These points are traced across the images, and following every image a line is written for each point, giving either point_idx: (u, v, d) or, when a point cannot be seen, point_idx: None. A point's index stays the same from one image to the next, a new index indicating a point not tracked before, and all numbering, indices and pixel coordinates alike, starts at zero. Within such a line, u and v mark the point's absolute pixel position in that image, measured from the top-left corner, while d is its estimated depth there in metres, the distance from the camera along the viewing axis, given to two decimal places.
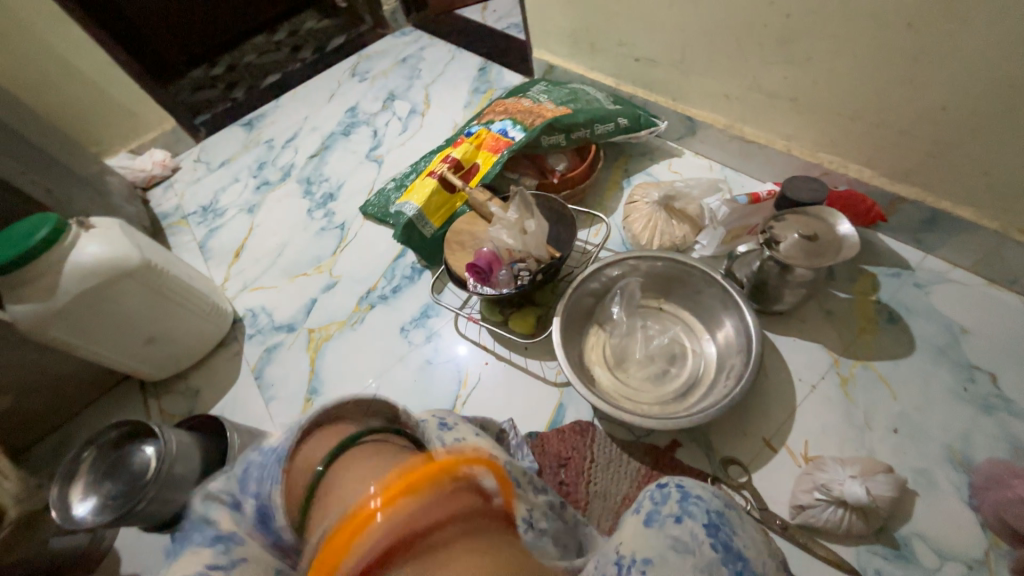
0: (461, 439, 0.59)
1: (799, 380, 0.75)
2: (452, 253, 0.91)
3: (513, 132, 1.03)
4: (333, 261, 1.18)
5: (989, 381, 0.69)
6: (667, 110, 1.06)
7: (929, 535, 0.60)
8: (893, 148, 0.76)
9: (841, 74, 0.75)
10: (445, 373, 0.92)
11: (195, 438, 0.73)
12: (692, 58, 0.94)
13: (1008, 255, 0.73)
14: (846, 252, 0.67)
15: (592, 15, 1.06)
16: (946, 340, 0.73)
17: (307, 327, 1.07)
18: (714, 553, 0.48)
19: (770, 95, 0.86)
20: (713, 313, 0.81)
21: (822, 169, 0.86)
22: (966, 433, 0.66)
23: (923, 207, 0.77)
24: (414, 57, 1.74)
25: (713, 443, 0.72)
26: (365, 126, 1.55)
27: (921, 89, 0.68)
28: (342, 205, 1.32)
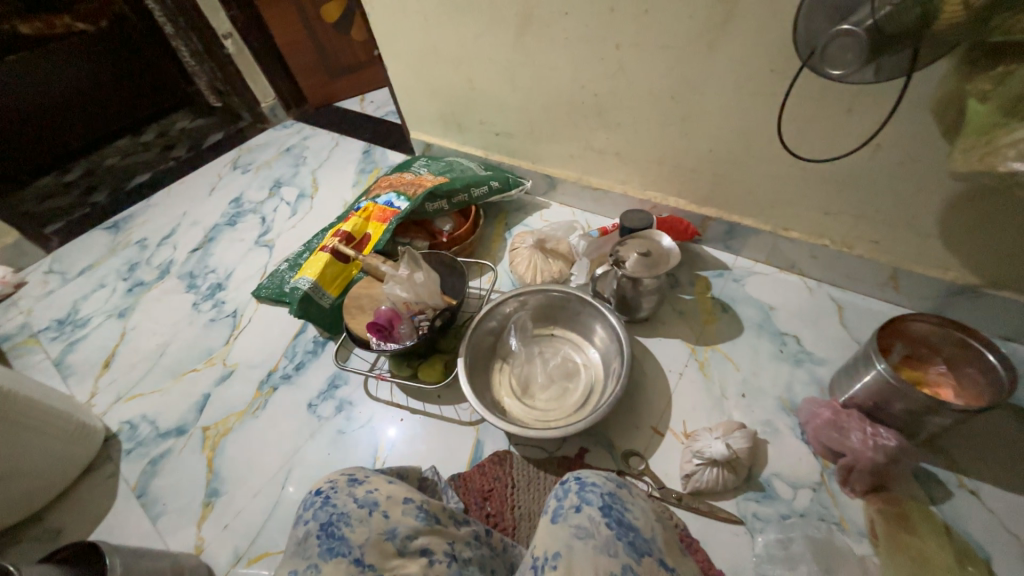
0: (374, 491, 0.61)
1: (669, 370, 0.90)
2: (352, 317, 0.95)
3: (399, 203, 1.13)
4: (226, 350, 1.13)
5: (795, 341, 0.90)
6: (530, 171, 1.25)
7: (782, 472, 0.74)
8: (691, 182, 1.00)
9: (642, 133, 0.99)
10: (360, 438, 0.91)
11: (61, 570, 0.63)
12: (538, 129, 1.15)
13: (783, 248, 0.98)
14: (672, 260, 0.86)
15: (454, 102, 1.25)
16: (762, 318, 0.94)
17: (200, 425, 0.99)
18: (609, 531, 0.51)
19: (600, 152, 1.09)
20: (592, 329, 0.95)
21: (651, 204, 1.08)
22: (789, 385, 0.84)
23: (723, 221, 1.01)
24: (298, 146, 1.82)
25: (613, 441, 0.82)
26: (252, 214, 1.55)
27: (692, 139, 0.93)
28: (232, 293, 1.29)
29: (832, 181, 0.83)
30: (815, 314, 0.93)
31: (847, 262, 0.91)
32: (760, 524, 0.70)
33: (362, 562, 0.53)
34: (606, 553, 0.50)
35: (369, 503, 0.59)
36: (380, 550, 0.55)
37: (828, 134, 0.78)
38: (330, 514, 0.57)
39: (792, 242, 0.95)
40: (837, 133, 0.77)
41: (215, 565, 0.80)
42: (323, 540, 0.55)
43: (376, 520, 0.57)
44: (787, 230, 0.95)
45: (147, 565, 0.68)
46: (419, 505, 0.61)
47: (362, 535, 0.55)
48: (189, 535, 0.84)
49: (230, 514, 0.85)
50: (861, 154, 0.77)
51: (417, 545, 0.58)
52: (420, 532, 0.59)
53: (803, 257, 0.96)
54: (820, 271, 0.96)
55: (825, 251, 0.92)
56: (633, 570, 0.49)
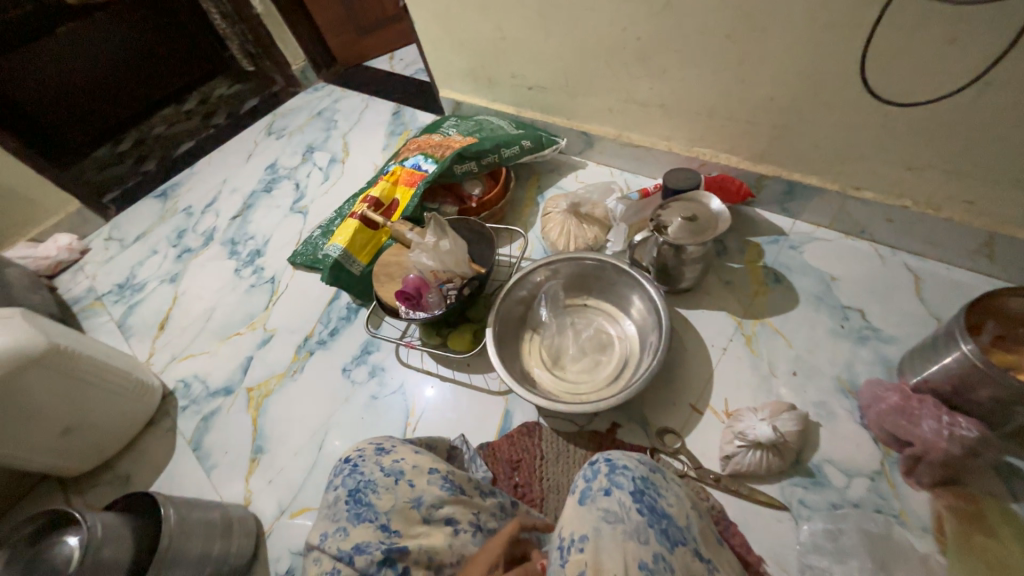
0: (400, 460, 0.63)
1: (712, 344, 0.83)
2: (381, 284, 0.94)
3: (426, 166, 1.09)
4: (266, 315, 1.16)
5: (860, 317, 0.80)
6: (565, 128, 1.17)
7: (836, 458, 0.68)
8: (747, 136, 0.89)
9: (692, 80, 0.88)
10: (392, 404, 0.92)
11: (123, 516, 0.69)
12: (574, 81, 1.05)
13: (852, 210, 0.86)
14: (721, 226, 0.77)
15: (483, 54, 1.16)
16: (822, 289, 0.85)
17: (245, 386, 1.04)
18: (640, 517, 0.49)
19: (643, 104, 0.99)
20: (628, 299, 0.89)
21: (699, 162, 0.98)
22: (849, 364, 0.76)
23: (782, 181, 0.90)
24: (329, 109, 1.79)
25: (648, 417, 0.78)
26: (287, 180, 1.57)
27: (750, 85, 0.81)
28: (270, 259, 1.32)
29: (923, 130, 0.70)
30: (885, 286, 0.82)
31: (931, 226, 0.79)
32: (807, 511, 0.65)
33: (388, 528, 0.57)
34: (636, 540, 0.47)
35: (396, 472, 0.61)
36: (405, 517, 0.58)
37: (923, 72, 0.65)
38: (358, 482, 0.61)
39: (864, 204, 0.83)
40: (936, 70, 0.64)
41: (263, 515, 0.85)
42: (351, 506, 0.59)
43: (402, 489, 0.60)
44: (859, 190, 0.83)
45: (199, 516, 0.73)
46: (444, 476, 0.63)
47: (388, 502, 0.58)
48: (239, 488, 0.90)
49: (274, 470, 0.90)
50: (965, 95, 0.64)
51: (442, 515, 0.59)
52: (445, 502, 0.60)
53: (876, 221, 0.84)
54: (895, 237, 0.85)
55: (904, 214, 0.80)
56: (665, 559, 0.46)
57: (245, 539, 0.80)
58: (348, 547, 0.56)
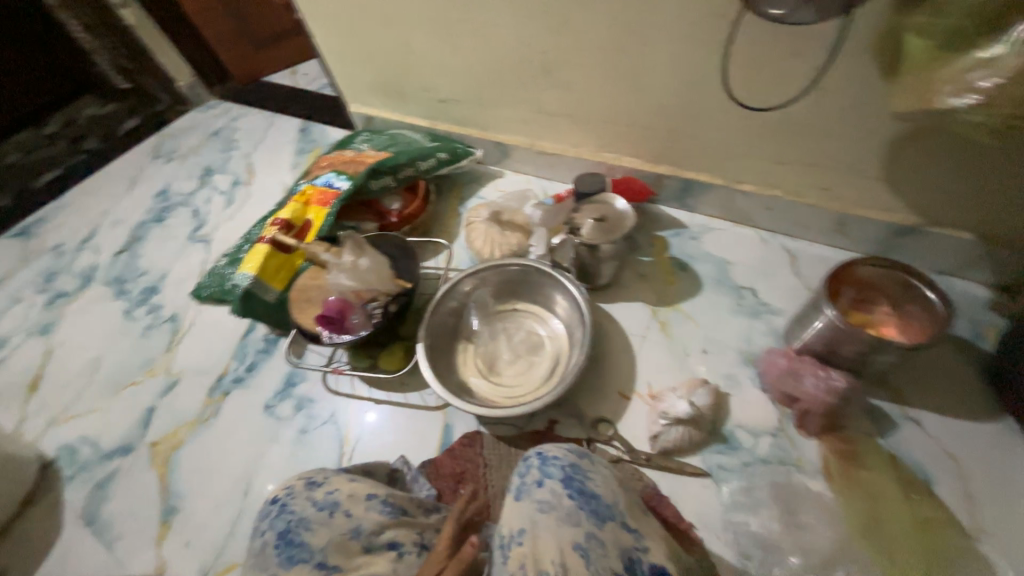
0: (334, 492, 0.61)
1: (633, 334, 0.90)
2: (300, 310, 0.88)
3: (339, 183, 1.05)
4: (168, 358, 1.04)
5: (753, 294, 0.91)
6: (480, 139, 1.19)
7: (745, 423, 0.76)
8: (644, 139, 0.97)
9: (591, 90, 0.94)
10: (324, 435, 0.87)
11: None
12: (483, 93, 1.08)
13: (737, 202, 0.97)
14: (628, 225, 0.85)
15: (391, 68, 1.15)
16: (720, 273, 0.95)
17: (148, 440, 0.92)
18: (571, 502, 0.51)
19: (550, 114, 1.04)
20: (554, 299, 0.93)
21: (606, 165, 1.05)
22: (748, 337, 0.86)
23: (678, 179, 1.00)
24: (228, 128, 1.66)
25: (583, 410, 0.82)
26: (182, 207, 1.42)
27: (641, 94, 0.90)
28: (169, 295, 1.18)
29: (781, 129, 0.82)
30: (770, 265, 0.94)
31: (798, 211, 0.92)
32: (725, 474, 0.72)
33: (325, 565, 0.54)
34: (569, 524, 0.50)
35: (329, 505, 0.59)
36: (344, 550, 0.55)
37: (774, 80, 0.76)
38: (288, 523, 0.57)
39: (746, 195, 0.95)
40: (783, 79, 0.75)
41: None
42: (282, 549, 0.55)
43: (338, 521, 0.57)
44: (740, 183, 0.94)
45: None
46: (383, 499, 0.62)
47: (323, 538, 0.55)
48: (149, 557, 0.79)
49: (191, 529, 0.81)
50: (807, 99, 0.76)
51: (384, 539, 0.58)
52: (386, 526, 0.59)
53: (757, 209, 0.96)
54: (773, 222, 0.97)
55: (777, 202, 0.92)
56: (597, 537, 0.49)
57: None
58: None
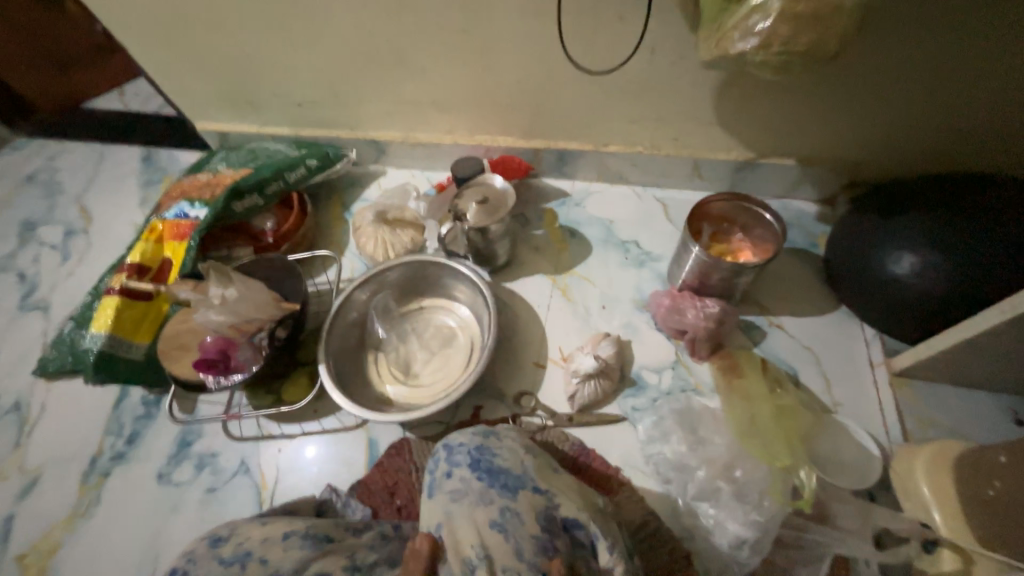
0: (244, 541, 0.56)
1: (538, 305, 0.93)
2: (173, 360, 0.78)
3: (194, 211, 0.94)
4: (19, 455, 0.87)
5: (637, 246, 0.98)
6: (350, 139, 1.12)
7: (648, 363, 0.83)
8: (512, 117, 0.99)
9: (449, 74, 0.93)
10: (235, 488, 0.79)
11: None
12: (341, 91, 1.02)
13: (608, 163, 1.03)
14: (509, 202, 0.85)
15: (230, 75, 1.04)
16: (605, 232, 1.01)
17: (11, 555, 0.77)
18: (481, 483, 0.56)
19: (415, 103, 1.01)
20: (456, 288, 0.92)
21: (483, 147, 1.06)
22: (638, 285, 0.93)
23: (552, 150, 1.03)
24: (45, 170, 1.39)
25: (504, 389, 0.83)
26: (2, 272, 1.17)
27: (498, 73, 0.90)
28: (4, 381, 0.98)
29: (627, 90, 0.88)
30: (646, 216, 1.02)
31: (659, 163, 1.00)
32: (639, 414, 0.78)
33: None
34: (482, 504, 0.54)
35: (241, 557, 0.54)
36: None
37: (610, 45, 0.81)
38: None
39: (614, 156, 1.01)
40: (618, 42, 0.80)
41: None
42: None
43: (253, 570, 0.53)
44: (606, 145, 1.00)
45: None
46: (303, 534, 0.58)
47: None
48: None
49: None
50: (642, 60, 0.82)
51: (309, 572, 0.54)
52: (310, 559, 0.55)
53: (627, 167, 1.03)
54: (643, 177, 1.05)
55: (641, 157, 1.00)
56: (511, 509, 0.54)
57: None
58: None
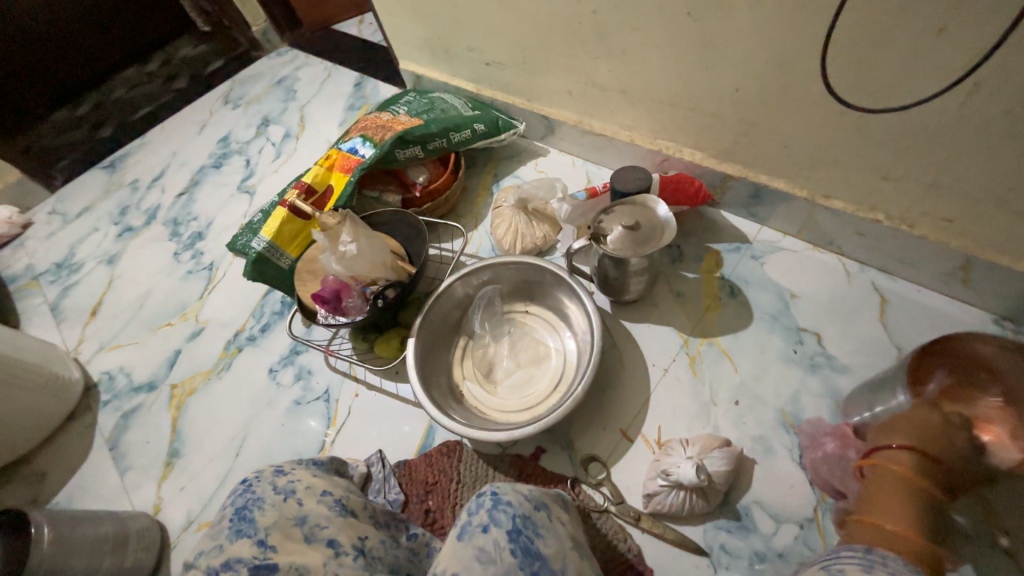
0: (295, 481, 0.62)
1: (653, 364, 0.77)
2: (303, 284, 0.86)
3: (364, 149, 0.99)
4: (198, 306, 1.09)
5: (815, 341, 0.73)
6: (524, 111, 1.06)
7: (766, 501, 0.63)
8: (713, 131, 0.79)
9: (652, 63, 0.77)
10: (314, 411, 0.87)
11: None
12: (531, 59, 0.94)
13: (821, 220, 0.77)
14: (666, 237, 0.69)
15: (437, 23, 1.04)
16: (779, 307, 0.77)
17: (168, 382, 0.98)
18: (512, 560, 0.46)
19: (603, 89, 0.88)
20: (568, 309, 0.82)
21: (662, 156, 0.88)
22: (797, 394, 0.69)
23: (749, 182, 0.80)
24: (289, 78, 1.66)
25: (576, 443, 0.73)
26: (237, 155, 1.46)
27: (715, 73, 0.71)
28: (211, 244, 1.24)
29: (902, 135, 0.60)
30: (849, 308, 0.74)
31: (904, 244, 0.70)
32: (727, 559, 0.61)
33: (264, 543, 0.52)
34: None
35: (287, 491, 0.60)
36: (285, 533, 0.54)
37: (905, 68, 0.55)
38: (246, 499, 0.58)
39: (834, 214, 0.74)
40: (919, 65, 0.53)
41: (169, 525, 0.81)
42: (234, 523, 0.55)
43: (288, 506, 0.57)
44: (829, 198, 0.74)
45: (85, 533, 0.69)
46: (337, 499, 0.62)
47: (270, 518, 0.55)
48: (150, 492, 0.85)
49: (187, 476, 0.86)
50: (947, 97, 0.54)
51: (325, 534, 0.56)
52: (331, 522, 0.58)
53: (845, 233, 0.75)
54: (865, 252, 0.76)
55: (876, 228, 0.71)
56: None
57: (144, 552, 0.76)
58: (220, 562, 0.52)
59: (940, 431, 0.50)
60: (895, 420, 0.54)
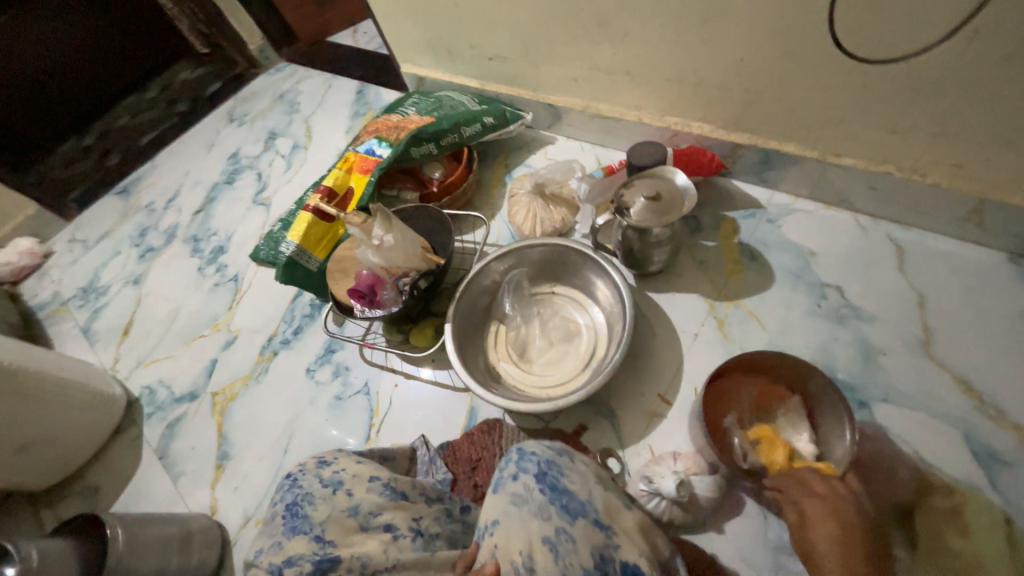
0: (341, 472, 0.59)
1: (682, 330, 0.79)
2: (336, 282, 0.89)
3: (380, 150, 1.02)
4: (229, 316, 1.12)
5: (838, 294, 0.75)
6: (530, 101, 1.08)
7: None
8: (720, 102, 0.81)
9: (656, 43, 0.80)
10: (356, 404, 0.89)
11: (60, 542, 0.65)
12: (534, 49, 0.97)
13: (833, 179, 0.79)
14: (688, 204, 0.72)
15: (439, 24, 1.07)
16: (799, 266, 0.79)
17: (209, 391, 1.01)
18: (543, 496, 0.49)
19: (608, 72, 0.91)
20: (594, 284, 0.85)
21: (671, 132, 0.91)
22: (826, 346, 0.72)
23: (758, 149, 0.83)
24: (291, 91, 1.69)
25: (617, 410, 0.75)
26: (249, 170, 1.49)
27: (719, 46, 0.74)
28: (234, 256, 1.26)
29: (906, 89, 0.63)
30: (868, 260, 0.77)
31: (916, 193, 0.73)
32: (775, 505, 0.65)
33: (322, 539, 0.52)
34: (540, 518, 0.48)
35: (335, 483, 0.57)
36: (341, 526, 0.54)
37: (905, 23, 0.57)
38: (295, 496, 0.56)
39: (845, 171, 0.77)
40: (919, 19, 0.56)
41: (227, 524, 0.84)
42: (287, 520, 0.55)
43: (339, 499, 0.56)
44: (839, 157, 0.76)
45: (153, 533, 0.72)
46: (385, 483, 0.59)
47: (323, 513, 0.54)
48: (205, 495, 0.88)
49: (240, 476, 0.88)
50: (948, 47, 0.57)
51: (381, 520, 0.56)
52: (385, 507, 0.57)
53: (857, 189, 0.78)
54: (879, 206, 0.78)
55: (887, 181, 0.74)
56: (567, 532, 0.47)
57: (208, 550, 0.78)
58: (280, 560, 0.52)
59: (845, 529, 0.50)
60: (810, 529, 0.51)
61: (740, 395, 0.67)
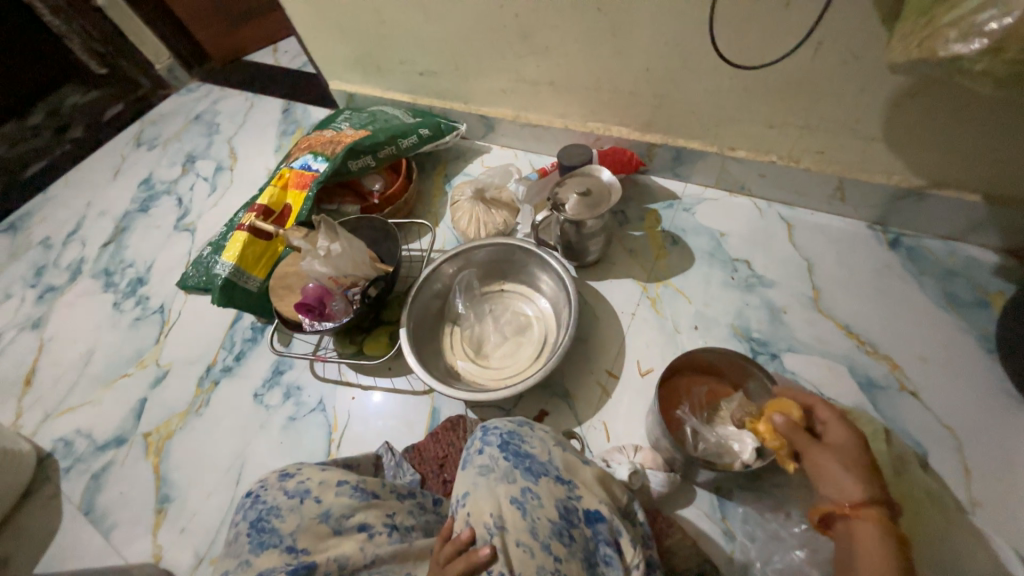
0: (305, 481, 0.58)
1: (622, 311, 0.87)
2: (280, 298, 0.87)
3: (317, 164, 1.02)
4: (157, 350, 1.04)
5: (746, 267, 0.87)
6: (463, 113, 1.14)
7: None
8: (633, 107, 0.92)
9: (573, 56, 0.88)
10: (312, 423, 0.87)
11: None
12: (463, 64, 1.03)
13: (731, 169, 0.92)
14: (614, 196, 0.80)
15: (366, 40, 1.09)
16: (712, 246, 0.91)
17: (140, 432, 0.93)
18: (508, 463, 0.53)
19: (533, 83, 0.98)
20: (539, 278, 0.91)
21: (594, 136, 1.00)
22: (741, 312, 0.83)
23: (670, 147, 0.95)
24: (208, 112, 1.61)
25: (571, 391, 0.81)
26: (166, 195, 1.39)
27: (627, 57, 0.84)
28: (157, 287, 1.17)
29: (776, 91, 0.76)
30: (766, 236, 0.90)
31: (795, 177, 0.87)
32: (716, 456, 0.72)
33: (294, 548, 0.52)
34: (505, 482, 0.52)
35: (301, 493, 0.56)
36: (313, 533, 0.54)
37: (767, 37, 0.70)
38: (260, 511, 0.55)
39: (740, 162, 0.90)
40: (777, 33, 0.69)
41: (176, 570, 0.77)
42: (254, 536, 0.54)
43: (307, 507, 0.55)
44: (734, 150, 0.89)
45: None
46: (354, 485, 0.59)
47: (292, 523, 0.54)
48: (145, 545, 0.81)
49: (185, 517, 0.82)
50: (801, 55, 0.70)
51: (354, 521, 0.56)
52: (356, 508, 0.57)
53: (752, 176, 0.92)
54: (769, 190, 0.92)
55: (772, 168, 0.88)
56: (531, 491, 0.51)
57: None
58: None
59: (863, 460, 0.55)
60: (848, 451, 0.55)
61: (693, 390, 0.72)
